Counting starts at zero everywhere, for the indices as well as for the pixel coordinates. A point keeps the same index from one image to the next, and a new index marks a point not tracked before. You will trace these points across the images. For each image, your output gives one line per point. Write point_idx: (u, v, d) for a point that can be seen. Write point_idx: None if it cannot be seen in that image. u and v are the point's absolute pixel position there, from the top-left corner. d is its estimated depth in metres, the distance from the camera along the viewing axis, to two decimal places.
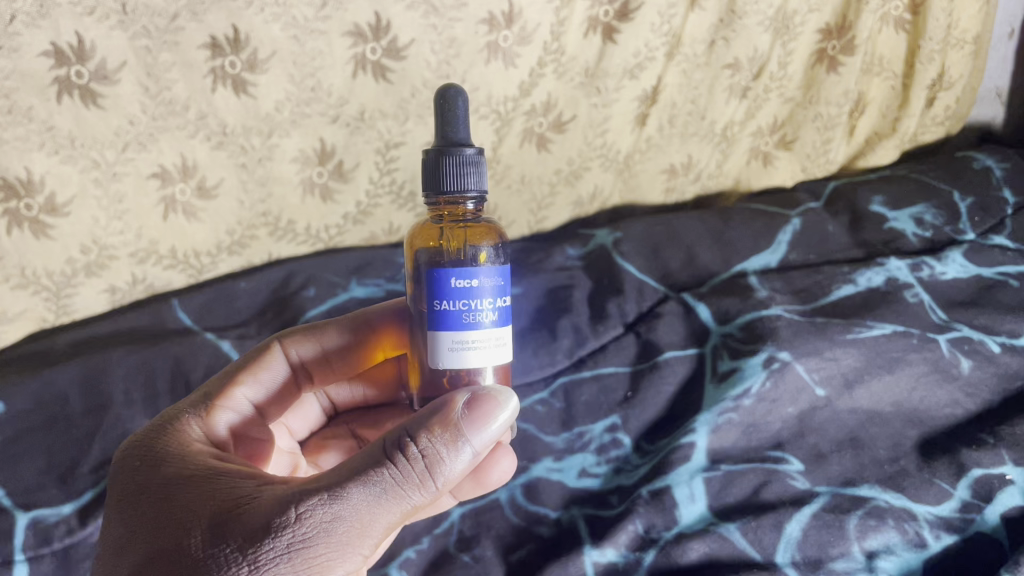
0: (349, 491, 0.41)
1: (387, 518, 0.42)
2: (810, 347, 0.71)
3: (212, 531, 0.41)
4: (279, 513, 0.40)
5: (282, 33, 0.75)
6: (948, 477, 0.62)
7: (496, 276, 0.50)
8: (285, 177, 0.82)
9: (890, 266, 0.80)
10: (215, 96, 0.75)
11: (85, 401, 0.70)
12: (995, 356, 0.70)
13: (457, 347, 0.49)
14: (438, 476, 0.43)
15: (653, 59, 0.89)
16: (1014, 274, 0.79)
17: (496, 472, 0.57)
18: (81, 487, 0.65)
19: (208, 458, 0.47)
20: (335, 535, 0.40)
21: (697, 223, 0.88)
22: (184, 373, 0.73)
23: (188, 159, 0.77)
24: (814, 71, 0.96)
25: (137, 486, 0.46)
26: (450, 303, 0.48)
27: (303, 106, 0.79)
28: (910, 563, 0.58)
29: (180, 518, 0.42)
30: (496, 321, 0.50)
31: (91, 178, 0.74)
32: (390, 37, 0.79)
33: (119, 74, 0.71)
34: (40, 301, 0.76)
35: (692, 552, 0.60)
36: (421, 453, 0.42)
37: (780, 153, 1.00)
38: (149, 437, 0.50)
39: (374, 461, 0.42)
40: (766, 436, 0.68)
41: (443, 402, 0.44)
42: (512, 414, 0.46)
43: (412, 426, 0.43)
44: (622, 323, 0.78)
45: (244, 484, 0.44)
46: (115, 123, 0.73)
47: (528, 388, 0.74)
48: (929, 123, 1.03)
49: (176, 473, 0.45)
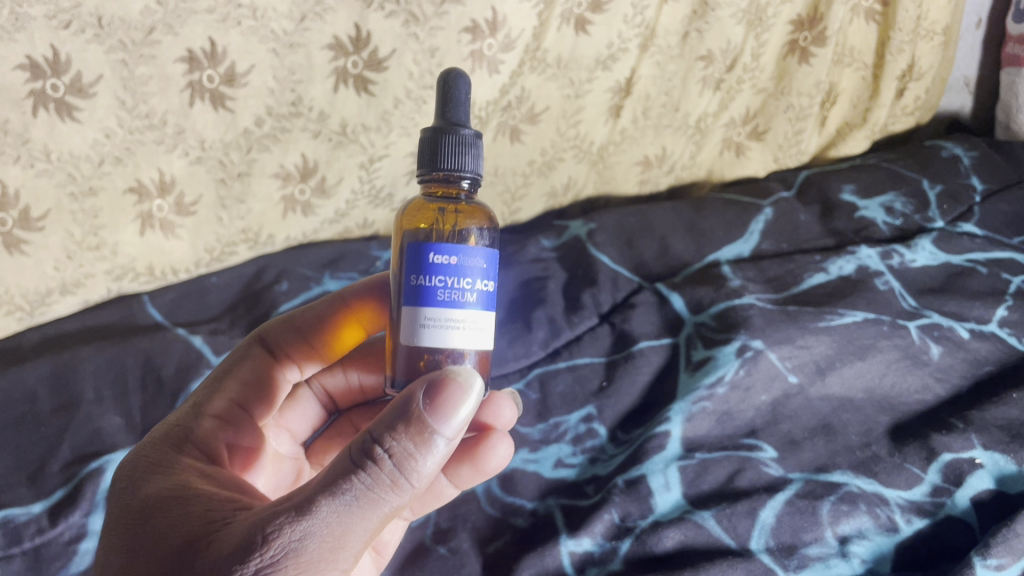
0: (318, 504, 0.40)
1: (363, 526, 0.40)
2: (784, 336, 0.71)
3: (185, 558, 0.40)
4: (251, 532, 0.39)
5: (260, 46, 0.74)
6: (919, 462, 0.63)
7: (483, 257, 0.50)
8: (264, 193, 0.81)
9: (861, 254, 0.80)
10: (193, 112, 0.74)
11: (54, 399, 0.69)
12: (965, 341, 0.72)
13: (432, 324, 0.48)
14: (411, 474, 0.42)
15: (626, 51, 0.89)
16: (983, 261, 0.80)
17: (493, 458, 0.60)
18: (52, 486, 0.64)
19: (193, 478, 0.47)
20: (306, 553, 0.39)
21: (670, 213, 0.88)
22: (155, 368, 0.72)
23: (166, 174, 0.75)
24: (785, 62, 0.97)
25: (115, 507, 0.46)
26: (430, 279, 0.48)
27: (284, 121, 0.78)
28: (882, 547, 0.59)
29: (152, 543, 0.41)
30: (478, 303, 0.49)
31: (67, 193, 0.71)
32: (371, 49, 0.78)
33: (95, 87, 0.69)
34: (14, 321, 0.73)
35: (667, 540, 0.60)
36: (389, 451, 0.42)
37: (752, 144, 1.01)
38: (140, 453, 0.50)
39: (346, 471, 0.41)
40: (740, 424, 0.68)
41: (404, 399, 0.43)
42: (476, 400, 0.45)
43: (376, 430, 0.43)
44: (596, 313, 0.79)
45: (222, 507, 0.43)
46: (91, 135, 0.70)
47: (503, 379, 0.74)
48: (898, 113, 1.05)
49: (157, 494, 0.45)
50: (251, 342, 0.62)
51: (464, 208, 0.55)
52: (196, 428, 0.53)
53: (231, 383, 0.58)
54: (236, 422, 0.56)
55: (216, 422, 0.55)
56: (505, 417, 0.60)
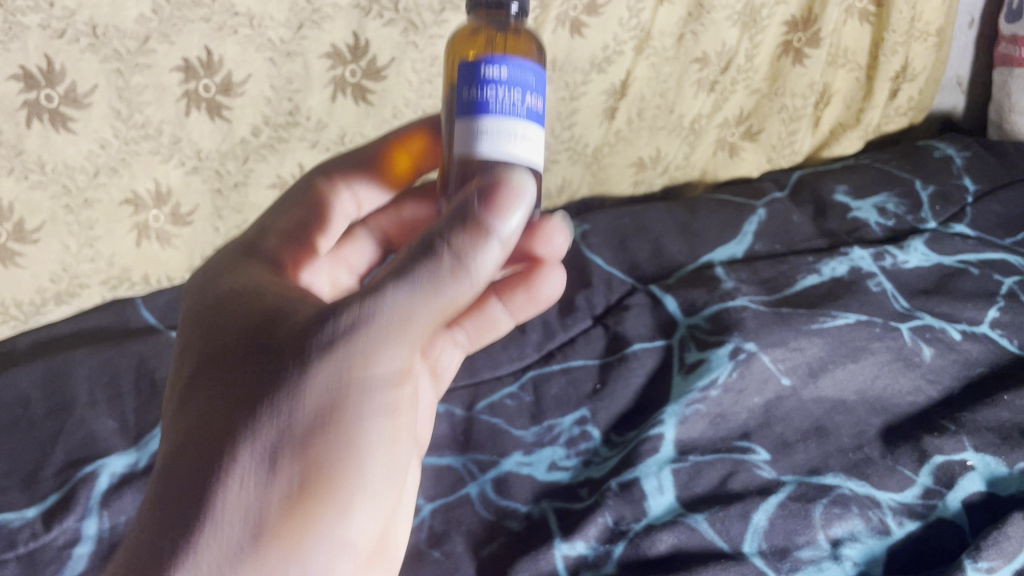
0: (381, 293, 0.40)
1: (425, 316, 0.39)
2: (776, 338, 0.71)
3: (262, 343, 0.42)
4: (321, 321, 0.41)
5: (256, 55, 0.73)
6: (910, 464, 0.64)
7: (533, 70, 0.44)
8: (261, 204, 0.83)
9: (853, 255, 0.81)
10: (189, 120, 0.74)
11: (48, 403, 0.69)
12: (957, 343, 0.72)
13: (491, 134, 0.42)
14: (472, 268, 0.39)
15: (621, 53, 0.88)
16: (975, 262, 0.80)
17: (547, 286, 0.63)
18: (45, 491, 0.64)
19: (270, 279, 0.49)
20: (365, 343, 0.39)
21: (665, 215, 0.89)
22: (150, 372, 0.72)
23: (162, 185, 0.77)
24: (780, 63, 0.96)
25: (197, 302, 0.49)
26: (485, 90, 0.42)
27: (281, 130, 0.79)
28: (874, 550, 0.59)
29: (236, 329, 0.44)
30: (536, 117, 0.44)
31: (62, 205, 0.73)
32: (369, 57, 0.78)
33: (91, 97, 0.68)
34: (10, 327, 0.77)
35: (660, 544, 0.60)
36: (448, 246, 0.39)
37: (746, 144, 1.02)
38: (218, 258, 0.53)
39: (408, 259, 0.40)
40: (732, 426, 0.68)
41: (467, 194, 0.40)
42: (531, 204, 0.41)
43: (440, 227, 0.40)
44: (590, 315, 0.79)
45: (302, 296, 0.45)
46: (86, 146, 0.71)
47: (497, 381, 0.74)
48: (893, 113, 1.06)
49: (239, 288, 0.48)
50: (311, 174, 0.61)
51: (515, 40, 0.49)
52: (265, 245, 0.55)
53: (293, 207, 0.59)
54: (299, 241, 0.58)
55: (281, 240, 0.56)
56: (555, 242, 0.60)
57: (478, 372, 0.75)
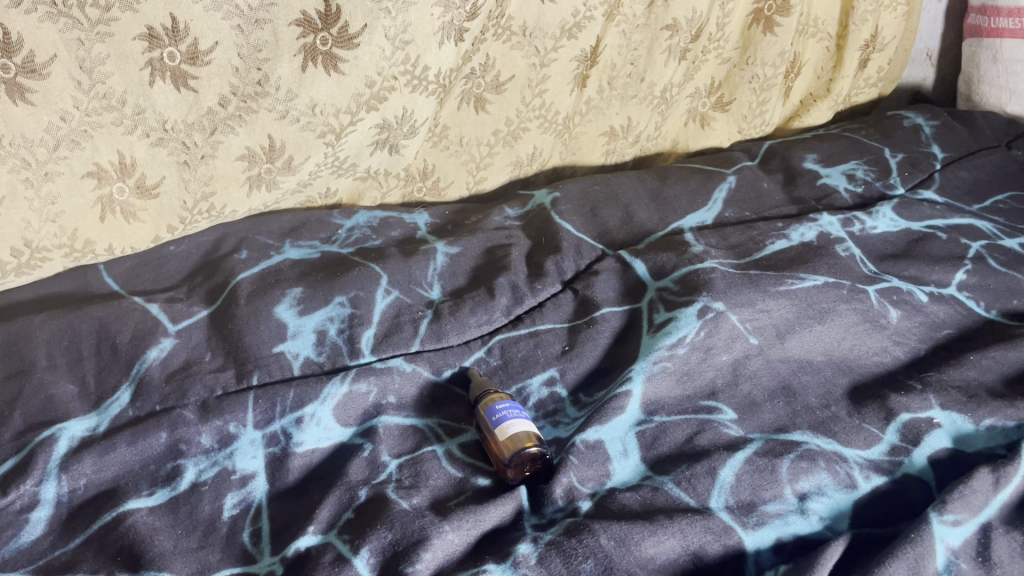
0: None
1: None
2: (744, 298, 0.71)
3: None
4: None
5: (224, 23, 0.71)
6: (878, 422, 0.64)
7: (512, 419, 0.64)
8: (230, 175, 0.80)
9: (822, 222, 0.81)
10: (153, 90, 0.72)
11: (5, 368, 0.66)
12: (923, 305, 0.73)
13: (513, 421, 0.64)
14: None
15: (592, 19, 0.88)
16: (941, 227, 0.82)
17: None
18: (3, 457, 0.61)
19: None
20: None
21: (634, 183, 0.89)
22: (110, 336, 0.69)
23: (126, 157, 0.74)
24: (750, 32, 0.97)
25: None
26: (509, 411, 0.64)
27: (250, 101, 0.76)
28: (840, 503, 0.59)
29: None
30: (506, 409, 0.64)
31: (21, 178, 0.69)
32: (341, 25, 0.76)
33: (50, 68, 0.66)
34: None
35: (625, 501, 0.59)
36: None
37: (716, 115, 1.03)
38: None
39: None
40: (699, 385, 0.67)
41: None
42: None
43: None
44: (559, 280, 0.78)
45: None
46: (46, 119, 0.68)
47: (464, 347, 0.72)
48: (862, 84, 1.08)
49: None
50: None
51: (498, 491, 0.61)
52: None
53: None
54: None
55: None
56: None
57: (446, 338, 0.72)
